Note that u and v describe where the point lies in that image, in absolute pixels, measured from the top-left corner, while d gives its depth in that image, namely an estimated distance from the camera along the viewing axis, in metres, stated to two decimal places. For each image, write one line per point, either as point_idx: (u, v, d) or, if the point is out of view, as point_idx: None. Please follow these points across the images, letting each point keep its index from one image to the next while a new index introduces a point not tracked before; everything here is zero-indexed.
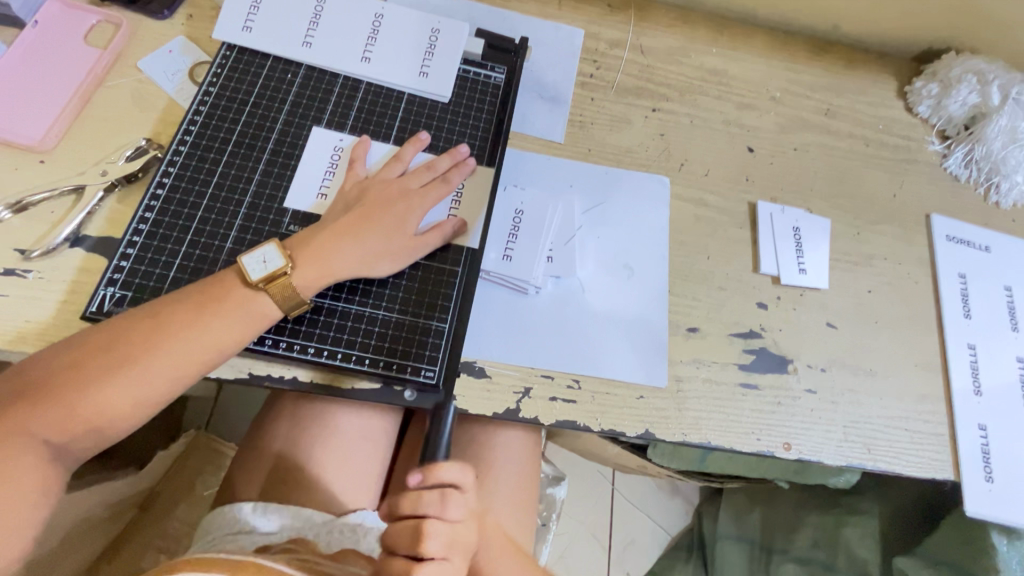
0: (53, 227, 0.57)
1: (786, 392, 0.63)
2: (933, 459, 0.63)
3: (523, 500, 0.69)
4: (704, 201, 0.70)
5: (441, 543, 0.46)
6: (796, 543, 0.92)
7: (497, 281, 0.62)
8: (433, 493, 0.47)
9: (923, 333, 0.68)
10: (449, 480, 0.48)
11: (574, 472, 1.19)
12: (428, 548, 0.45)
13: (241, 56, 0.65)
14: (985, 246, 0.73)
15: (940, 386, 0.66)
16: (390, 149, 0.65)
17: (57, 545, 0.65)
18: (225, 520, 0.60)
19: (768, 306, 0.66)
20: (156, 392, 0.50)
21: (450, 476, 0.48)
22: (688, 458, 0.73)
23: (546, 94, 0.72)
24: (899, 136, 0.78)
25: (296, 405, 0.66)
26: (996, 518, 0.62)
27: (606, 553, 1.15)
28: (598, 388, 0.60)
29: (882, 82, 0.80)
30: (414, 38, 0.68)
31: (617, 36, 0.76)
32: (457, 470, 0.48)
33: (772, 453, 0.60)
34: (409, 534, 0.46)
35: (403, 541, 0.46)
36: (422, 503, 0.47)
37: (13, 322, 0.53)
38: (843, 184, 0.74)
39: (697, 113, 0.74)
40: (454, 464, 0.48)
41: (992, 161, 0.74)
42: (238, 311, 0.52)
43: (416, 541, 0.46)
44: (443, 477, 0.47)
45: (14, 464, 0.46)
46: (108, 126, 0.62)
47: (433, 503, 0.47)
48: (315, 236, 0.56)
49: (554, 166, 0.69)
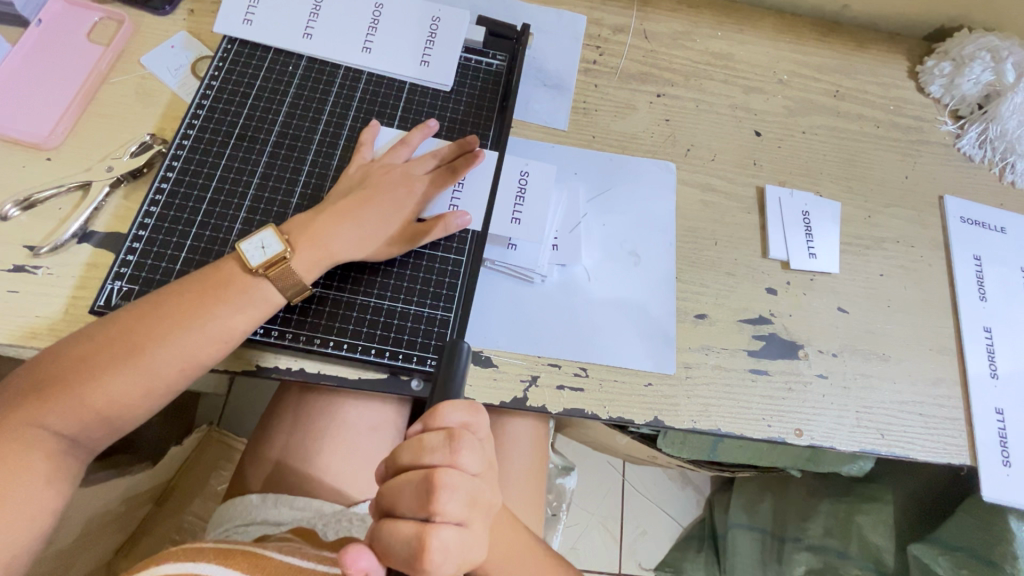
0: (61, 223, 0.57)
1: (796, 378, 0.62)
2: (949, 443, 0.62)
3: (534, 490, 0.69)
4: (711, 186, 0.69)
5: (457, 500, 0.43)
6: (809, 531, 0.91)
7: (503, 270, 0.62)
8: (443, 441, 0.44)
9: (936, 316, 0.67)
10: (459, 427, 0.45)
11: (584, 462, 1.19)
12: (442, 501, 0.42)
13: (243, 49, 0.65)
14: (1000, 227, 0.71)
15: (955, 370, 0.65)
16: (439, 144, 0.64)
17: (71, 541, 0.65)
18: (237, 510, 0.61)
19: (777, 291, 0.65)
20: (164, 382, 0.51)
21: (457, 422, 0.44)
22: (700, 447, 0.74)
23: (549, 81, 0.71)
24: (912, 116, 0.76)
25: (304, 397, 0.67)
26: (1014, 503, 0.60)
27: (618, 543, 1.15)
28: (605, 376, 0.59)
29: (893, 62, 0.79)
30: (414, 28, 0.67)
31: (621, 21, 0.75)
32: (463, 413, 0.45)
33: (784, 440, 0.60)
34: (421, 486, 0.43)
35: (410, 498, 0.43)
36: (427, 451, 0.44)
37: (23, 318, 0.53)
38: (854, 167, 0.72)
39: (703, 97, 0.73)
40: (460, 406, 0.45)
41: (1007, 140, 0.73)
42: (239, 297, 0.52)
43: (428, 496, 0.42)
44: (451, 424, 0.44)
45: (28, 454, 0.46)
46: (114, 122, 0.62)
47: (443, 452, 0.44)
48: (313, 218, 0.56)
49: (559, 154, 0.68)
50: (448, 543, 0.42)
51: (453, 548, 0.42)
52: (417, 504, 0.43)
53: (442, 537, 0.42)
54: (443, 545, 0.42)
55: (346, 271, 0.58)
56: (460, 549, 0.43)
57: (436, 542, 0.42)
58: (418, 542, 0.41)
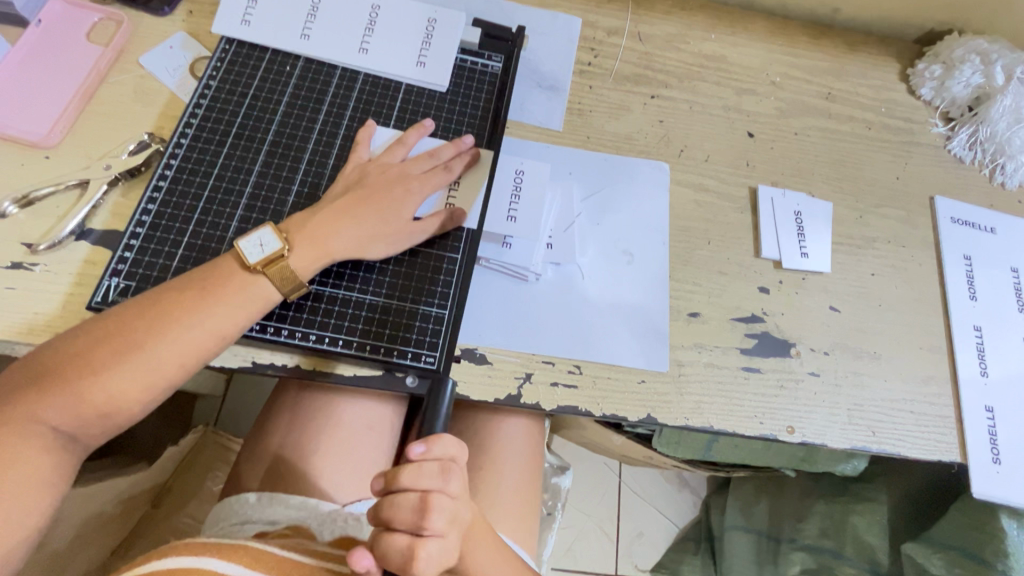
0: (58, 221, 0.58)
1: (789, 375, 0.63)
2: (939, 441, 0.62)
3: (528, 490, 0.69)
4: (704, 187, 0.70)
5: (445, 518, 0.45)
6: (803, 531, 0.91)
7: (498, 268, 0.62)
8: (437, 469, 0.45)
9: (928, 314, 0.67)
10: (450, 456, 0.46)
11: (580, 464, 1.19)
12: (433, 521, 0.44)
13: (240, 50, 0.66)
14: (990, 228, 0.72)
15: (946, 369, 0.65)
16: (437, 144, 0.65)
17: (66, 539, 0.66)
18: (232, 508, 0.61)
19: (770, 290, 0.66)
20: (163, 378, 0.51)
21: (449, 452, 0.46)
22: (694, 447, 0.74)
23: (544, 83, 0.72)
24: (903, 118, 0.77)
25: (300, 394, 0.67)
26: (1003, 501, 0.61)
27: (615, 546, 1.15)
28: (599, 373, 0.60)
29: (885, 64, 0.80)
30: (411, 29, 0.68)
31: (615, 24, 0.76)
32: (453, 445, 0.47)
33: (776, 437, 0.60)
34: (413, 507, 0.44)
35: (403, 515, 0.44)
36: (421, 478, 0.45)
37: (20, 314, 0.54)
38: (845, 168, 0.73)
39: (696, 99, 0.74)
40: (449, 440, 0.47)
41: (996, 141, 0.73)
42: (238, 292, 0.52)
43: (421, 516, 0.44)
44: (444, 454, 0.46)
45: (25, 448, 0.47)
46: (112, 121, 0.63)
47: (436, 478, 0.45)
48: (312, 216, 0.57)
49: (554, 154, 0.69)
50: (433, 556, 0.44)
51: (437, 559, 0.44)
52: (408, 519, 0.44)
53: (430, 551, 0.44)
54: (429, 556, 0.44)
55: (342, 268, 0.58)
56: (443, 561, 0.45)
57: (424, 555, 0.44)
58: (408, 554, 0.44)
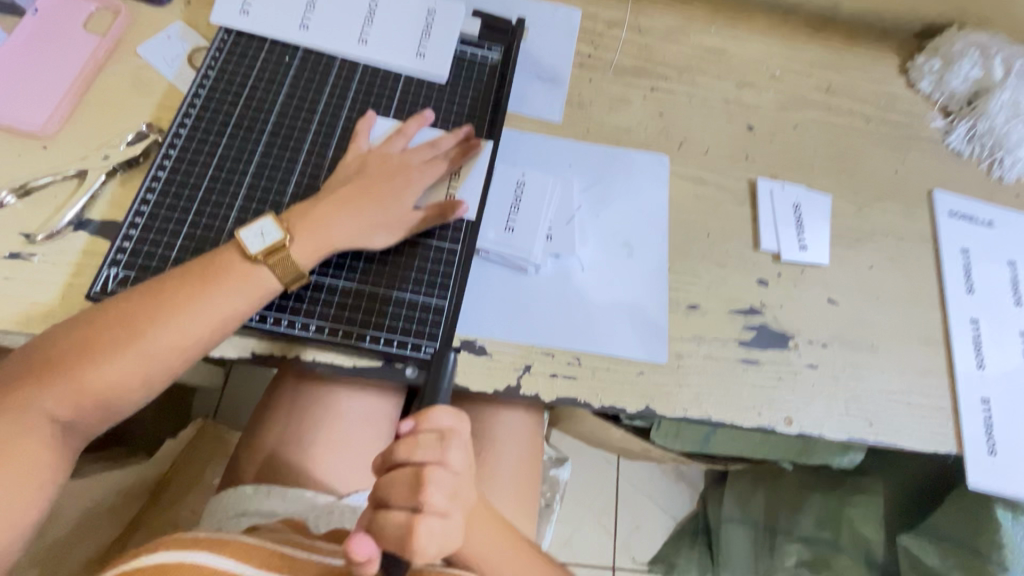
0: (56, 211, 0.58)
1: (788, 367, 0.63)
2: (935, 433, 0.63)
3: (526, 482, 0.69)
4: (704, 179, 0.70)
5: (444, 492, 0.45)
6: (800, 523, 0.92)
7: (498, 260, 0.62)
8: (435, 442, 0.45)
9: (925, 307, 0.68)
10: (449, 429, 0.46)
11: (578, 457, 1.19)
12: (430, 495, 0.44)
13: (239, 40, 0.66)
14: (988, 221, 0.72)
15: (943, 362, 0.66)
16: (437, 135, 0.65)
17: (65, 530, 0.66)
18: (229, 500, 0.61)
19: (769, 282, 0.66)
20: (163, 366, 0.51)
21: (447, 425, 0.46)
22: (692, 439, 0.75)
23: (544, 75, 0.72)
24: (902, 112, 0.77)
25: (299, 385, 0.67)
26: (999, 492, 0.61)
27: (612, 538, 1.15)
28: (599, 364, 0.60)
29: (884, 58, 0.80)
30: (411, 20, 0.68)
31: (615, 16, 0.76)
32: (452, 417, 0.47)
33: (773, 428, 0.61)
34: (410, 481, 0.45)
35: (401, 492, 0.45)
36: (418, 451, 0.45)
37: (19, 304, 0.54)
38: (844, 161, 0.73)
39: (696, 92, 0.74)
40: (450, 411, 0.47)
41: (995, 136, 0.74)
42: (238, 281, 0.52)
43: (417, 490, 0.44)
44: (441, 427, 0.46)
45: (24, 437, 0.47)
46: (110, 111, 0.63)
47: (434, 450, 0.45)
48: (312, 206, 0.56)
49: (553, 146, 0.69)
50: (433, 531, 0.44)
51: (438, 535, 0.45)
52: (407, 495, 0.45)
53: (430, 526, 0.44)
54: (429, 531, 0.44)
55: (342, 258, 0.58)
56: (443, 537, 0.45)
57: (424, 530, 0.44)
58: (406, 528, 0.44)
